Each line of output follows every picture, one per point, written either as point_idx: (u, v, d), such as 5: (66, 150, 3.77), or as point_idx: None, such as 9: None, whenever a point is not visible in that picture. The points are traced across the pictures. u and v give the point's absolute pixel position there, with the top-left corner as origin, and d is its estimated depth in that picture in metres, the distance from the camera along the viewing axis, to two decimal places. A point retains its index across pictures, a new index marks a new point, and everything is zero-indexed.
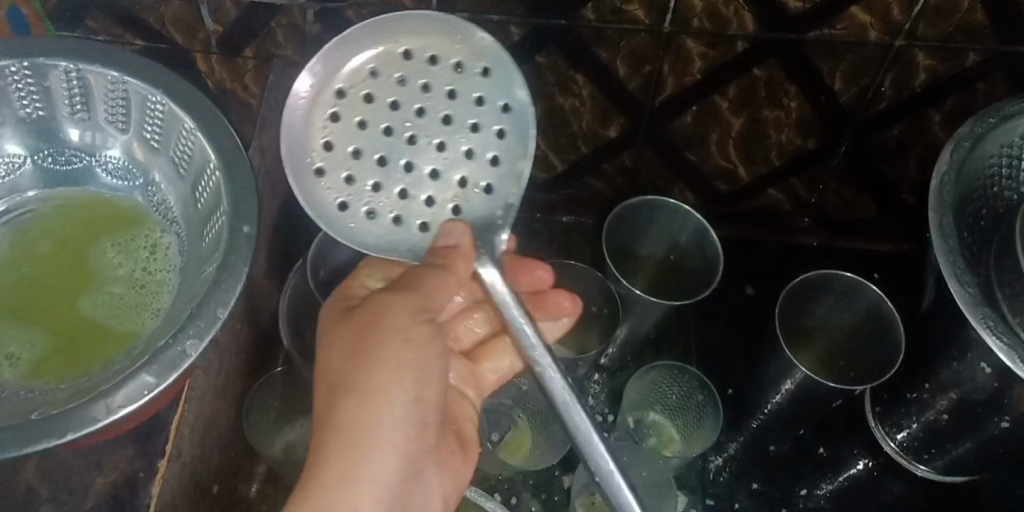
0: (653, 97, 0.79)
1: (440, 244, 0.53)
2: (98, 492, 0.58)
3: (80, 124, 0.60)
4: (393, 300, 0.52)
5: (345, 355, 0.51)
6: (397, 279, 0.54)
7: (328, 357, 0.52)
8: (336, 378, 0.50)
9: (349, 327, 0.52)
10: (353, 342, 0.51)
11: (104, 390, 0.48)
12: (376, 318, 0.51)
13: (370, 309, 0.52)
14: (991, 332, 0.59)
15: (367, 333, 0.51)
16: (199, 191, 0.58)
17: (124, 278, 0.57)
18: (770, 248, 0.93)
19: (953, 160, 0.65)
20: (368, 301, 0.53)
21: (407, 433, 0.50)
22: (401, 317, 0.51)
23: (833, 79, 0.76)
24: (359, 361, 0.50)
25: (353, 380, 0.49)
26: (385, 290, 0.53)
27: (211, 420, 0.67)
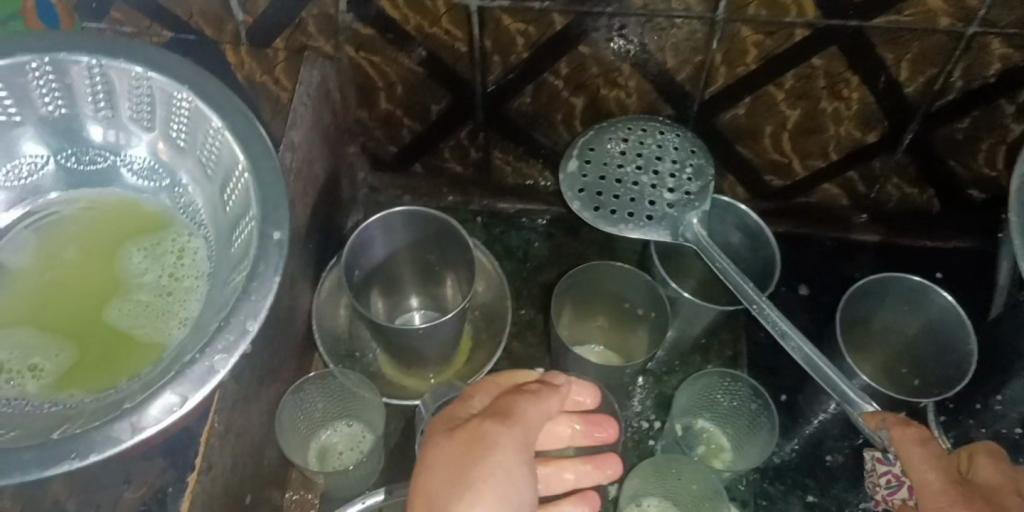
0: (704, 89, 0.75)
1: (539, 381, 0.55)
2: (127, 506, 0.55)
3: (103, 123, 0.57)
4: (500, 426, 0.50)
5: (444, 471, 0.48)
6: (495, 405, 0.52)
7: (420, 474, 0.49)
8: (432, 494, 0.47)
9: (452, 444, 0.49)
10: (459, 458, 0.48)
11: (130, 408, 0.46)
12: (481, 441, 0.49)
13: (477, 431, 0.49)
14: None
15: (474, 453, 0.48)
16: (227, 193, 0.55)
17: (151, 285, 0.55)
18: (824, 244, 0.89)
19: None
20: (469, 423, 0.50)
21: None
22: (507, 448, 0.49)
23: (898, 69, 0.71)
24: (463, 476, 0.47)
25: (454, 497, 0.46)
26: (489, 414, 0.51)
27: (242, 429, 0.65)
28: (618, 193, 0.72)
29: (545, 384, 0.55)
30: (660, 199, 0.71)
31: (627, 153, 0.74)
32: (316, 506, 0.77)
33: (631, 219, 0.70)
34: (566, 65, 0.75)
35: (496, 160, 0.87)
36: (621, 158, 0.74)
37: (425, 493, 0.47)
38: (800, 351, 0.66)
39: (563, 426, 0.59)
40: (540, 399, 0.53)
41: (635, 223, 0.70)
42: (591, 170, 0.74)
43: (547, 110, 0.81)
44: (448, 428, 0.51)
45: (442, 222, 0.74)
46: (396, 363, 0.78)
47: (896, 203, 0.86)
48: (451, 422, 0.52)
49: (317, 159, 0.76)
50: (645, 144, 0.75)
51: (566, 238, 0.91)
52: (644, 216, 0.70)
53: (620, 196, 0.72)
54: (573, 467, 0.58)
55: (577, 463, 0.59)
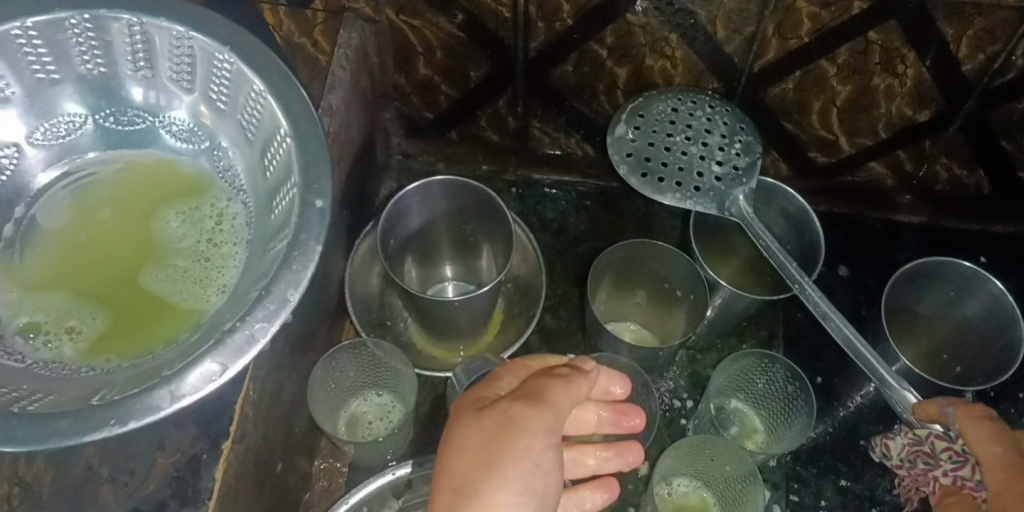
0: (753, 61, 0.73)
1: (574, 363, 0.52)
2: (159, 472, 0.54)
3: (143, 83, 0.56)
4: (528, 412, 0.47)
5: (471, 456, 0.46)
6: (526, 386, 0.50)
7: (447, 456, 0.48)
8: (458, 480, 0.46)
9: (481, 429, 0.47)
10: (485, 445, 0.46)
11: (168, 376, 0.45)
12: (508, 426, 0.47)
13: (504, 416, 0.47)
14: None
15: (500, 439, 0.46)
16: (268, 158, 0.54)
17: (189, 250, 0.54)
18: (867, 224, 0.87)
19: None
20: (497, 405, 0.48)
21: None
22: (536, 435, 0.47)
23: (957, 45, 0.68)
24: (489, 464, 0.46)
25: (480, 485, 0.45)
26: (517, 396, 0.49)
27: (273, 398, 0.64)
28: (666, 162, 0.70)
29: (575, 368, 0.52)
30: (707, 171, 0.69)
31: (677, 124, 0.72)
32: (344, 475, 0.76)
33: (678, 188, 0.68)
34: (612, 33, 0.73)
35: (534, 130, 0.86)
36: (671, 128, 0.72)
37: (451, 477, 0.46)
38: (839, 332, 0.63)
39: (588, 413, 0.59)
40: (570, 382, 0.50)
41: (681, 193, 0.68)
42: (639, 135, 0.71)
43: (589, 79, 0.79)
44: (476, 410, 0.49)
45: (479, 192, 0.72)
46: (429, 335, 0.77)
47: (944, 184, 0.84)
48: (479, 401, 0.50)
49: (353, 125, 0.75)
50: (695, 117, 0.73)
51: (602, 212, 0.89)
52: (691, 186, 0.68)
53: (668, 165, 0.69)
54: (594, 452, 0.58)
55: (599, 449, 0.58)
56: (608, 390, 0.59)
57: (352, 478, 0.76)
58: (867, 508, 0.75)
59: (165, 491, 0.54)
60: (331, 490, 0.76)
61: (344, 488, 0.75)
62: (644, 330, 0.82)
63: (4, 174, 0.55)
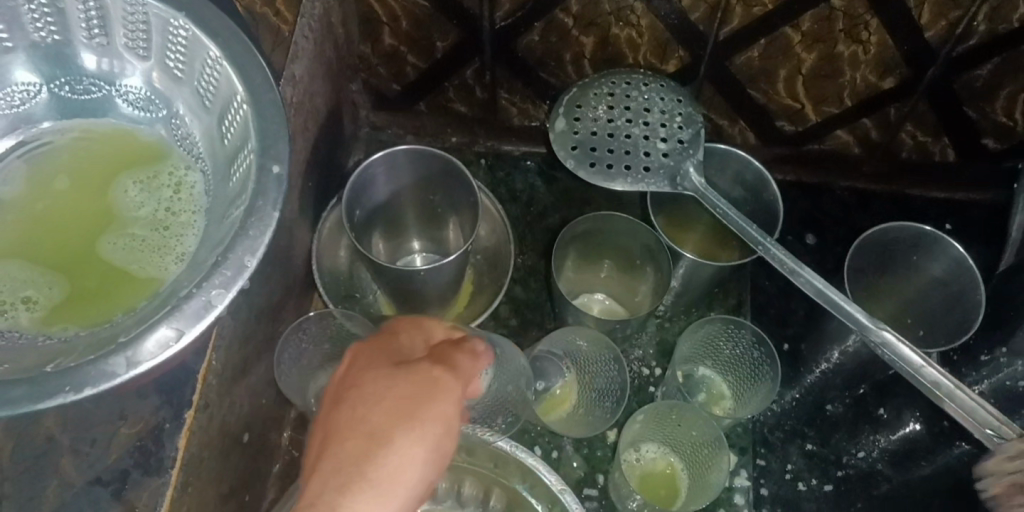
0: (718, 29, 0.73)
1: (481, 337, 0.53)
2: (121, 443, 0.54)
3: (98, 51, 0.55)
4: (443, 379, 0.47)
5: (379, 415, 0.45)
6: (437, 350, 0.50)
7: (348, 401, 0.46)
8: (370, 428, 0.44)
9: (404, 386, 0.46)
10: (403, 399, 0.45)
11: (124, 342, 0.45)
12: (421, 391, 0.46)
13: (424, 380, 0.46)
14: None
15: (417, 396, 0.46)
16: (225, 125, 0.53)
17: (146, 218, 0.53)
18: (836, 193, 0.89)
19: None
20: (407, 366, 0.48)
21: (408, 501, 0.44)
22: (452, 400, 0.46)
23: (920, 11, 0.68)
24: (402, 418, 0.45)
25: (379, 442, 0.44)
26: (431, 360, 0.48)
27: (239, 368, 0.64)
28: (612, 148, 0.71)
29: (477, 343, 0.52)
30: (653, 149, 0.71)
31: (616, 108, 0.73)
32: None
33: (628, 173, 0.70)
34: (576, 2, 0.72)
35: (502, 100, 0.85)
36: (611, 113, 0.72)
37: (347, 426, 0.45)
38: (809, 284, 0.64)
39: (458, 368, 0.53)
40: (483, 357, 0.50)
41: (633, 177, 0.70)
42: (581, 126, 0.72)
43: (556, 49, 0.79)
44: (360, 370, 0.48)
45: (442, 161, 0.72)
46: (397, 306, 0.77)
47: (910, 151, 0.84)
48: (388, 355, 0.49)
49: (317, 94, 0.74)
50: (631, 97, 0.74)
51: (571, 182, 0.89)
52: (640, 167, 0.70)
53: (614, 151, 0.71)
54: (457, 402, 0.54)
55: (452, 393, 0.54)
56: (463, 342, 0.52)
57: None
58: (831, 471, 0.77)
59: (128, 460, 0.54)
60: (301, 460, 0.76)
61: None
62: (614, 304, 0.82)
63: None
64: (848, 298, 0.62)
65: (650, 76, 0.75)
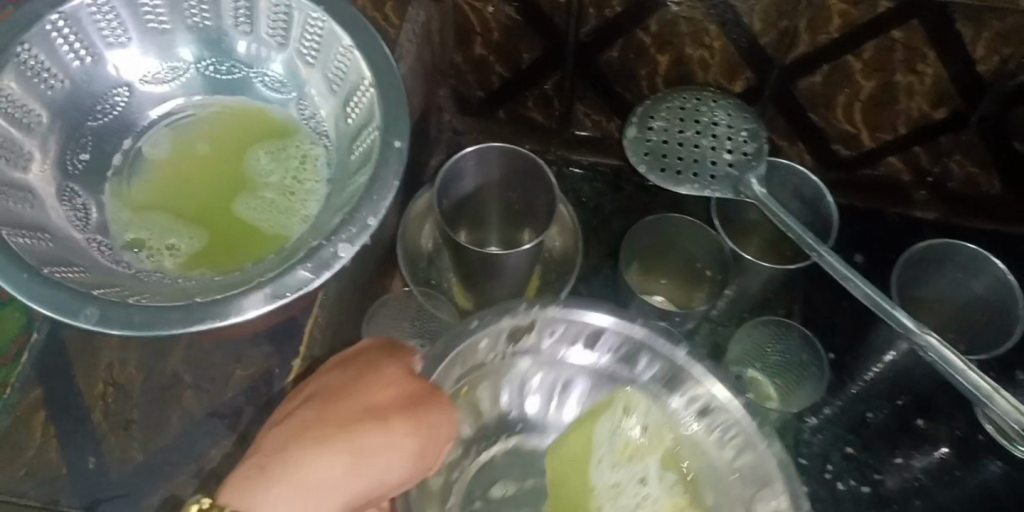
0: (785, 54, 0.79)
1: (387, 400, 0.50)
2: (236, 383, 0.62)
3: (244, 37, 0.63)
4: (441, 414, 0.50)
5: (356, 410, 0.48)
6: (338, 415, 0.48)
7: (323, 396, 0.50)
8: (296, 434, 0.47)
9: (376, 431, 0.47)
10: (281, 445, 0.46)
11: (262, 282, 0.52)
12: (352, 393, 0.50)
13: (409, 399, 0.50)
14: None
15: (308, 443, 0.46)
16: (350, 106, 0.60)
17: (275, 184, 0.61)
18: (888, 219, 0.93)
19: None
20: (359, 390, 0.50)
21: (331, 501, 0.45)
22: (326, 458, 0.45)
23: (975, 46, 0.74)
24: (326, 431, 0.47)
25: (335, 440, 0.46)
26: (420, 392, 0.51)
27: (335, 329, 0.70)
28: (681, 156, 0.77)
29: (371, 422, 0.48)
30: (719, 160, 0.77)
31: (686, 121, 0.80)
32: None
33: (695, 179, 0.76)
34: (656, 22, 0.79)
35: (577, 112, 0.92)
36: (681, 125, 0.79)
37: (295, 419, 0.48)
38: (859, 290, 0.69)
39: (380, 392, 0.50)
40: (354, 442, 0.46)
41: (699, 183, 0.76)
42: (653, 135, 0.79)
43: (632, 65, 0.85)
44: (326, 394, 0.50)
45: (525, 159, 0.78)
46: (469, 291, 0.84)
47: (958, 181, 0.89)
48: (362, 369, 0.52)
49: (413, 94, 0.82)
50: (701, 112, 0.80)
51: (636, 192, 0.95)
52: (706, 176, 0.76)
53: (683, 159, 0.77)
54: (373, 392, 0.50)
55: (375, 394, 0.50)
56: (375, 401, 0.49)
57: None
58: (870, 475, 0.81)
59: (241, 398, 0.61)
60: None
61: None
62: None
63: (117, 109, 0.62)
64: (893, 304, 0.68)
65: (719, 94, 0.82)
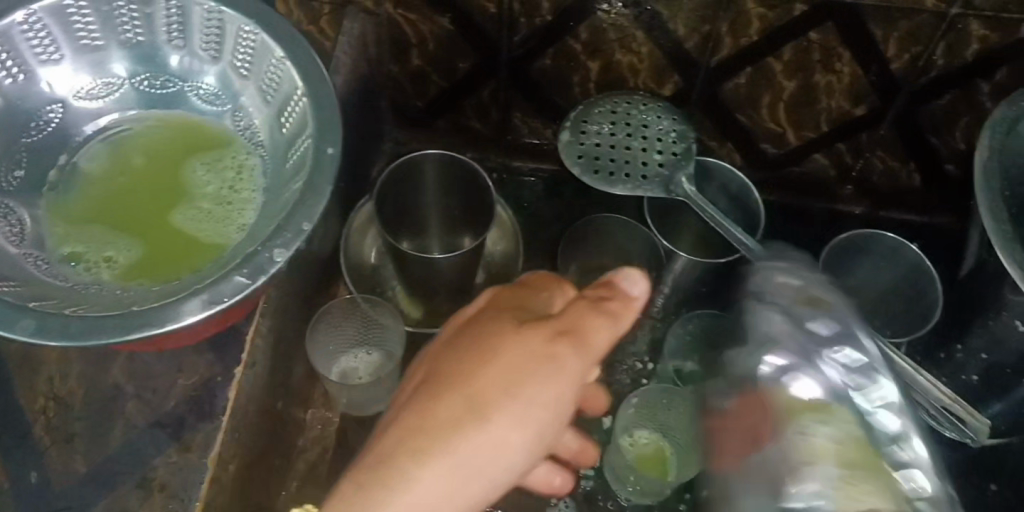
0: (710, 57, 0.82)
1: (551, 332, 0.47)
2: (179, 392, 0.62)
3: (177, 52, 0.64)
4: (571, 357, 0.47)
5: (499, 379, 0.46)
6: (536, 368, 0.46)
7: (460, 348, 0.48)
8: (475, 393, 0.45)
9: (533, 387, 0.46)
10: (456, 416, 0.44)
11: (198, 290, 0.53)
12: (493, 355, 0.46)
13: (544, 349, 0.46)
14: None
15: (462, 409, 0.45)
16: (284, 116, 0.62)
17: (211, 194, 0.61)
18: (815, 214, 0.97)
19: (994, 145, 0.65)
20: (498, 351, 0.46)
21: (489, 482, 0.45)
22: (498, 425, 0.45)
23: (887, 46, 0.77)
24: (493, 389, 0.45)
25: (491, 412, 0.45)
26: (557, 326, 0.48)
27: (278, 337, 0.71)
28: (613, 158, 0.80)
29: (553, 359, 0.46)
30: (650, 160, 0.79)
31: (617, 124, 0.82)
32: (336, 423, 0.83)
33: (627, 180, 0.78)
34: (585, 29, 0.82)
35: (514, 119, 0.94)
36: (612, 128, 0.82)
37: (436, 376, 0.47)
38: None
39: (526, 344, 0.46)
40: (517, 399, 0.45)
41: (631, 183, 0.78)
42: (586, 139, 0.81)
43: (565, 72, 0.88)
44: (461, 331, 0.49)
45: (462, 165, 0.80)
46: (414, 297, 0.86)
47: (880, 175, 0.93)
48: (515, 314, 0.49)
49: (351, 105, 0.83)
50: (631, 115, 0.83)
51: (575, 195, 0.97)
52: (638, 176, 0.79)
53: (615, 161, 0.80)
54: (522, 347, 0.46)
55: (524, 351, 0.46)
56: (540, 355, 0.46)
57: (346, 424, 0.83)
58: None
59: (184, 407, 0.62)
60: (325, 436, 0.83)
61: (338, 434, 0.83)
62: None
63: (51, 126, 0.63)
64: (818, 292, 0.71)
65: (648, 98, 0.84)
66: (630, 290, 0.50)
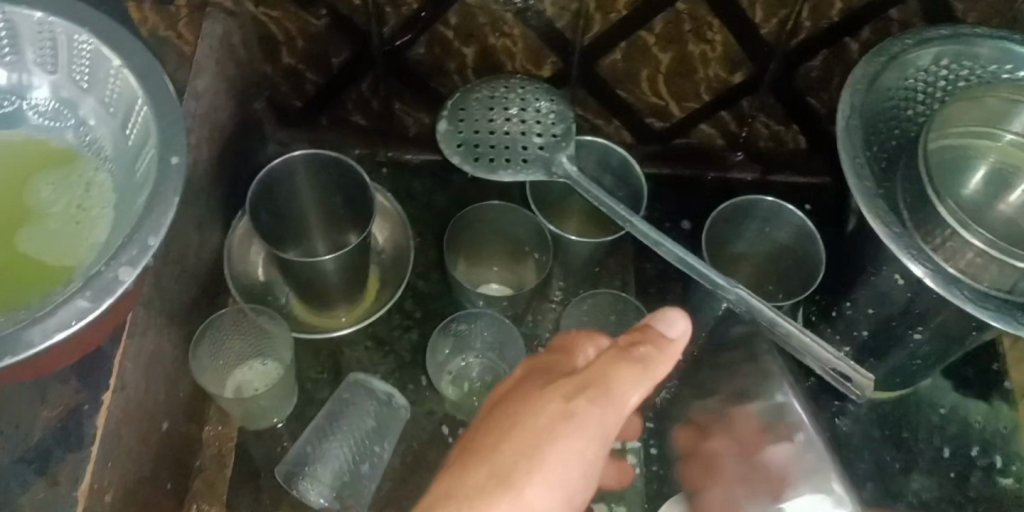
0: (583, 35, 0.81)
1: (575, 385, 0.50)
2: (44, 424, 0.59)
3: (8, 68, 0.61)
4: (592, 411, 0.48)
5: (523, 441, 0.47)
6: (556, 426, 0.48)
7: (488, 417, 0.49)
8: (498, 462, 0.47)
9: (559, 445, 0.48)
10: (483, 486, 0.46)
11: (38, 317, 0.50)
12: (516, 422, 0.48)
13: (564, 409, 0.48)
14: (914, 259, 0.60)
15: (488, 471, 0.47)
16: (129, 128, 0.59)
17: (59, 215, 0.59)
18: (706, 187, 0.97)
19: (855, 103, 0.66)
20: (519, 420, 0.48)
21: None
22: (529, 489, 0.47)
23: (754, 12, 0.78)
24: (515, 455, 0.47)
25: (519, 470, 0.47)
26: (577, 385, 0.49)
27: (155, 356, 0.68)
28: (493, 143, 0.78)
29: (580, 414, 0.48)
30: (530, 143, 0.78)
31: (495, 109, 0.81)
32: (234, 438, 0.81)
33: (508, 165, 0.77)
34: (454, 15, 0.80)
35: (397, 111, 0.92)
36: (490, 113, 0.80)
37: (467, 446, 0.49)
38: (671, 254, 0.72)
39: (549, 409, 0.48)
40: (543, 459, 0.47)
41: (512, 168, 0.77)
42: (464, 126, 0.80)
43: (441, 60, 0.86)
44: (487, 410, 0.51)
45: (340, 163, 0.78)
46: (307, 302, 0.84)
47: (766, 140, 0.93)
48: (550, 374, 0.51)
49: (222, 110, 0.80)
50: (509, 99, 0.82)
51: (467, 184, 0.96)
52: (519, 160, 0.77)
53: (495, 146, 0.78)
54: (545, 409, 0.48)
55: (545, 410, 0.48)
56: (561, 413, 0.48)
57: (244, 439, 0.81)
58: None
59: (50, 439, 0.59)
60: (222, 453, 0.81)
61: (236, 449, 0.81)
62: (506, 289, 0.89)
63: None
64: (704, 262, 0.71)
65: (525, 80, 0.84)
66: (669, 330, 0.54)
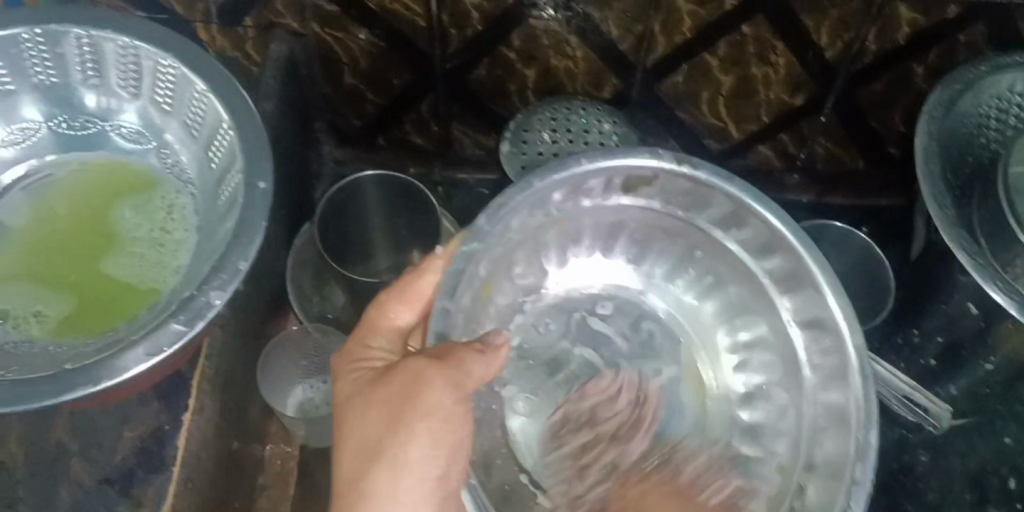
0: (645, 57, 0.82)
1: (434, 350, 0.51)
2: (126, 446, 0.60)
3: (94, 90, 0.62)
4: (437, 376, 0.49)
5: (385, 417, 0.49)
6: (409, 388, 0.49)
7: (352, 400, 0.52)
8: (369, 443, 0.49)
9: (422, 420, 0.49)
10: (364, 466, 0.49)
11: (131, 342, 0.50)
12: (375, 397, 0.50)
13: (411, 378, 0.50)
14: (997, 287, 0.60)
15: (373, 452, 0.49)
16: (212, 151, 0.60)
17: (143, 237, 0.59)
18: None
19: (933, 129, 0.66)
20: (374, 394, 0.50)
21: None
22: (407, 470, 0.48)
23: (819, 35, 0.78)
24: (382, 432, 0.49)
25: (388, 444, 0.49)
26: (428, 354, 0.50)
27: (228, 376, 0.69)
28: (557, 166, 0.79)
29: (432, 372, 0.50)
30: None
31: (559, 131, 0.81)
32: (296, 457, 0.81)
33: None
34: (519, 37, 0.81)
35: (455, 132, 0.93)
36: (554, 135, 0.81)
37: (341, 425, 0.51)
38: None
39: (402, 378, 0.50)
40: (410, 435, 0.49)
41: None
42: (528, 148, 0.80)
43: (502, 81, 0.87)
44: (350, 388, 0.53)
45: (409, 184, 0.79)
46: None
47: (825, 161, 0.93)
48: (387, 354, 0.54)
49: (287, 130, 0.81)
50: (572, 120, 0.82)
51: None
52: None
53: None
54: (398, 381, 0.50)
55: (396, 385, 0.50)
56: (413, 381, 0.50)
57: (307, 458, 0.81)
58: None
59: (133, 460, 0.60)
60: (285, 473, 0.81)
61: (299, 468, 0.81)
62: None
63: None
64: None
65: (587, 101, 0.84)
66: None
